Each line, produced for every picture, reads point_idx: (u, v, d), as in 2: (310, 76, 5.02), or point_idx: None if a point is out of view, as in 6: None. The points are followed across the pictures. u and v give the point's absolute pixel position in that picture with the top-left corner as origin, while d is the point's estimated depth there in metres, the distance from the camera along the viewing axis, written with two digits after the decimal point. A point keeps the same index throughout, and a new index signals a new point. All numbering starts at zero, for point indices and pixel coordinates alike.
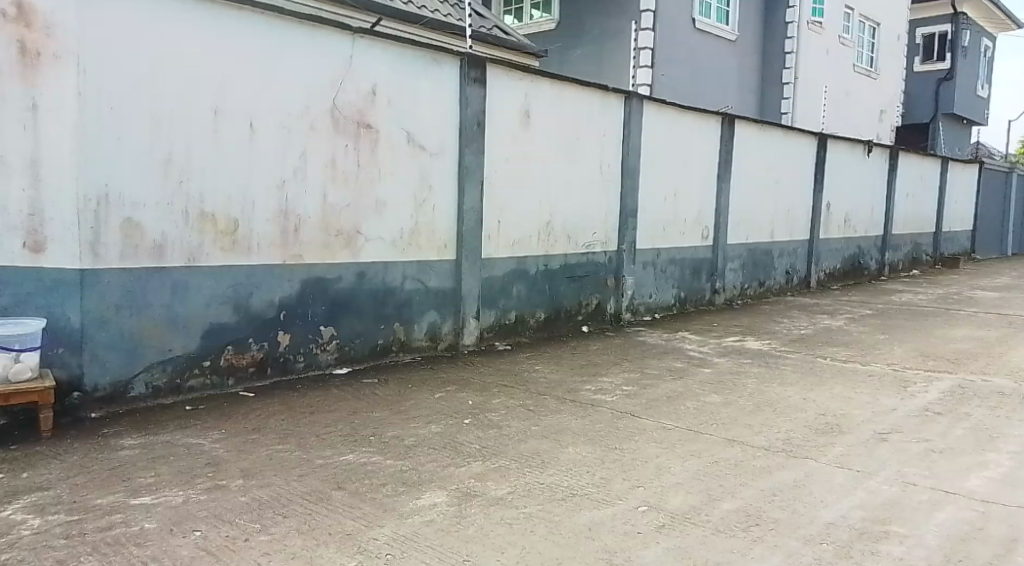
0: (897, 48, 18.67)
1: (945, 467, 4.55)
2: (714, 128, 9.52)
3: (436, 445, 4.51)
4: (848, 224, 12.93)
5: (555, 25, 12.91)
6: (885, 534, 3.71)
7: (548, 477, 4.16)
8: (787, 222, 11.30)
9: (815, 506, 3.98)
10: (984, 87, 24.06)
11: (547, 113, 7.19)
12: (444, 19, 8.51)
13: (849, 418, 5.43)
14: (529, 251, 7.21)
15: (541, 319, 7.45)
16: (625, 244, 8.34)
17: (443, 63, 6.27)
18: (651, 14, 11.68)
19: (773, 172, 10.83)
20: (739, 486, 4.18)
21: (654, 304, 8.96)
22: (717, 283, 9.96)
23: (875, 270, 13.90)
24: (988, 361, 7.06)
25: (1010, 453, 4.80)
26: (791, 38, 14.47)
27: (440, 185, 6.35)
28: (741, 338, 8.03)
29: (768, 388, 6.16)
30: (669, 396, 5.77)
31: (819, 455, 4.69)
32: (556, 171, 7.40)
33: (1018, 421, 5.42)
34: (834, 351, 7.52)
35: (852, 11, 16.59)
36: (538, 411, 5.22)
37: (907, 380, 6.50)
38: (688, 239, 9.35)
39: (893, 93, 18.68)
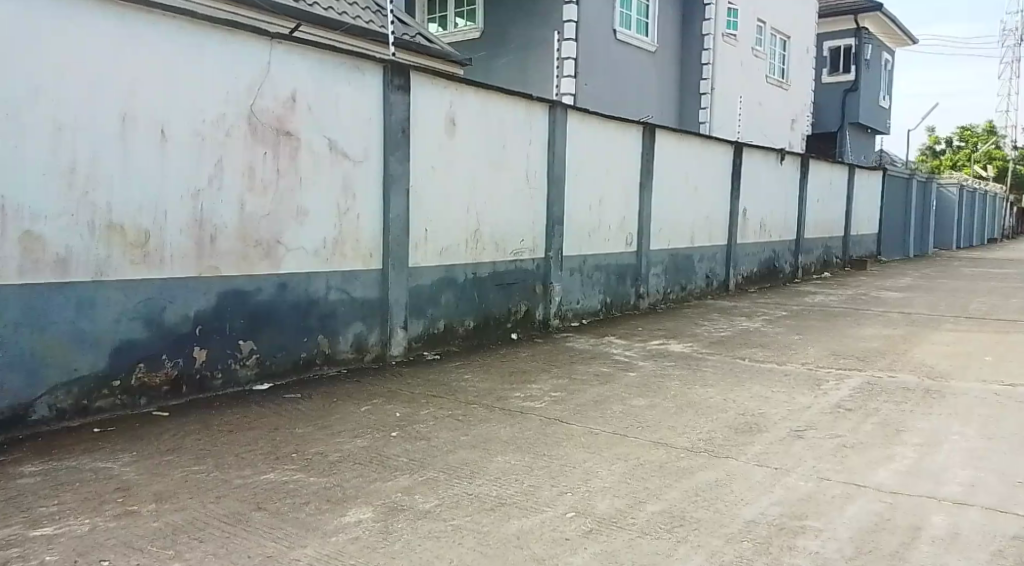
0: (807, 60, 19.42)
1: (856, 462, 4.74)
2: (636, 136, 9.71)
3: (362, 460, 4.47)
4: (764, 229, 13.35)
5: (479, 33, 12.96)
6: (801, 529, 3.85)
7: (477, 488, 4.17)
8: (707, 228, 11.60)
9: (735, 504, 4.10)
10: (885, 98, 25.28)
11: (473, 121, 7.21)
12: (366, 26, 8.46)
13: (766, 417, 5.62)
14: (457, 260, 7.22)
15: (470, 327, 7.46)
16: (552, 251, 8.42)
17: (365, 69, 6.23)
18: (573, 24, 11.85)
19: (693, 179, 11.11)
20: (664, 488, 4.27)
21: (582, 309, 9.07)
22: (641, 287, 10.14)
23: (789, 272, 14.38)
24: (895, 358, 7.40)
25: (914, 445, 5.04)
26: (707, 49, 14.89)
27: (364, 193, 6.30)
28: (665, 341, 8.21)
29: (691, 390, 6.31)
30: (596, 400, 5.85)
31: (738, 454, 4.83)
32: (483, 179, 7.43)
33: (922, 414, 5.69)
34: (752, 352, 7.77)
35: (765, 24, 17.19)
36: (467, 421, 5.23)
37: (821, 378, 6.76)
38: (613, 245, 9.51)
39: (804, 102, 19.40)
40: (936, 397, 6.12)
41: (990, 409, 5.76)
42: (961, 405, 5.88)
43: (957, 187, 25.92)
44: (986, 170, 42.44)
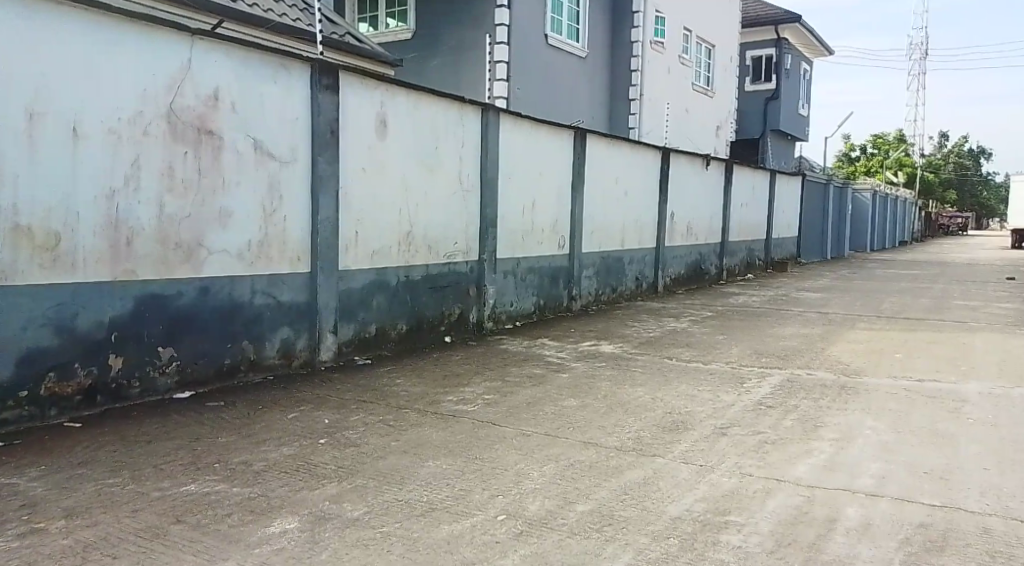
0: (731, 68, 19.94)
1: (776, 457, 4.90)
2: (568, 140, 9.81)
3: (288, 468, 4.41)
4: (690, 232, 13.65)
5: (411, 35, 12.90)
6: (725, 525, 3.95)
7: (407, 493, 4.16)
8: (636, 230, 11.80)
9: (662, 502, 4.19)
10: (804, 106, 26.14)
11: (404, 123, 7.18)
12: (292, 24, 8.33)
13: (693, 415, 5.75)
14: (389, 263, 7.17)
15: (403, 331, 7.42)
16: (486, 254, 8.45)
17: (293, 68, 6.15)
18: (504, 28, 11.91)
19: (623, 183, 11.29)
20: (593, 488, 4.33)
21: (515, 312, 9.11)
22: (574, 290, 10.26)
23: (714, 274, 14.73)
24: (813, 356, 7.67)
25: (831, 440, 5.23)
26: (636, 56, 15.15)
27: (291, 195, 6.21)
28: (596, 342, 8.32)
29: (620, 390, 6.41)
30: (529, 402, 5.90)
31: (666, 452, 4.94)
32: (416, 181, 7.40)
33: (837, 410, 5.92)
34: (679, 352, 7.94)
35: (690, 32, 17.58)
36: (398, 426, 5.20)
37: (744, 376, 6.96)
38: (546, 248, 9.59)
39: (729, 109, 19.92)
40: (851, 393, 6.37)
41: (900, 403, 6.02)
42: (874, 401, 6.12)
43: (870, 193, 27.02)
44: (898, 176, 44.37)
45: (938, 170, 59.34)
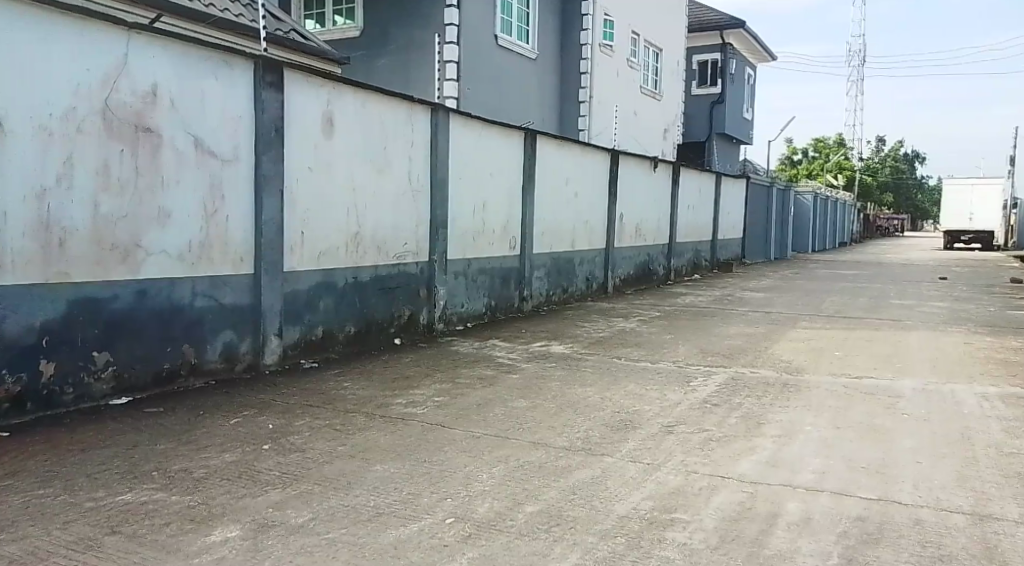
0: (678, 72, 20.21)
1: (720, 455, 4.98)
2: (518, 141, 9.83)
3: (230, 475, 4.34)
4: (639, 233, 13.80)
5: (359, 32, 12.79)
6: (670, 522, 4.01)
7: (353, 499, 4.12)
8: (586, 231, 11.89)
9: (609, 501, 4.22)
10: (748, 111, 26.62)
11: (351, 122, 7.11)
12: (235, 20, 8.20)
13: (640, 413, 5.81)
14: (336, 264, 7.10)
15: (351, 333, 7.35)
16: (436, 254, 8.42)
17: (235, 64, 6.05)
18: (454, 28, 11.89)
19: (573, 184, 11.36)
20: (542, 489, 4.35)
21: (466, 313, 9.09)
22: (525, 290, 10.29)
23: (662, 275, 14.91)
24: (756, 355, 7.81)
25: (773, 437, 5.34)
26: (585, 58, 15.26)
27: (233, 195, 6.10)
28: (547, 343, 8.35)
29: (570, 390, 6.45)
30: (478, 403, 5.90)
31: (613, 452, 4.98)
32: (364, 181, 7.34)
33: (780, 407, 6.04)
34: (628, 351, 8.02)
35: (638, 36, 17.76)
36: (345, 430, 5.15)
37: (690, 375, 7.06)
38: (497, 249, 9.60)
39: (676, 112, 20.19)
40: (793, 390, 6.50)
41: (840, 400, 6.16)
42: (815, 398, 6.26)
43: (811, 196, 27.68)
44: (838, 179, 45.53)
45: (876, 172, 61.05)
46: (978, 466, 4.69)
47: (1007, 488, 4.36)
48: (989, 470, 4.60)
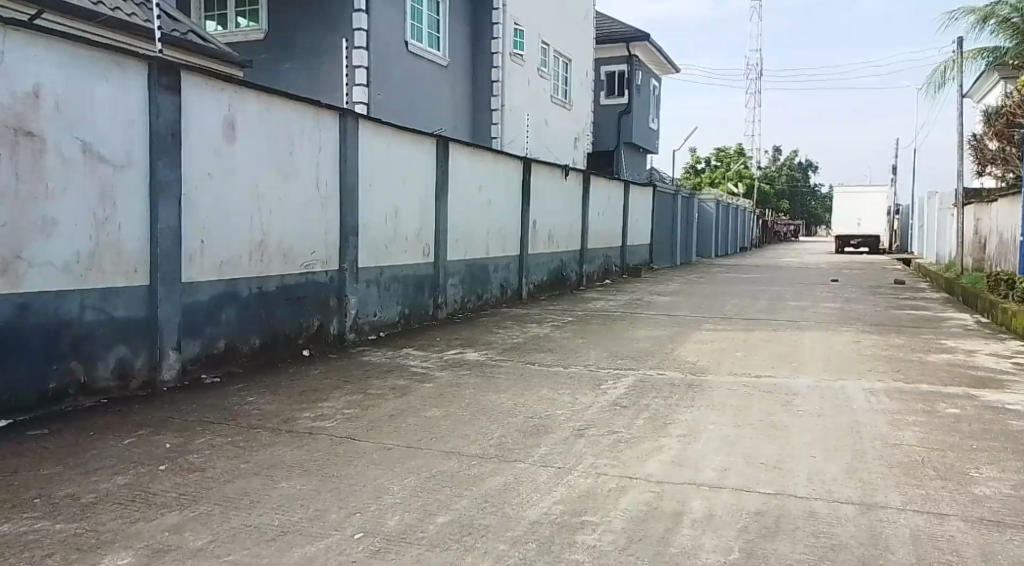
0: (587, 82, 20.56)
1: (629, 456, 5.08)
2: (431, 148, 9.81)
3: (122, 499, 4.18)
4: (552, 240, 13.96)
5: (263, 35, 12.55)
6: (581, 525, 4.05)
7: (257, 518, 4.01)
8: (500, 239, 11.95)
9: (522, 507, 4.24)
10: (654, 121, 27.32)
11: (254, 127, 6.95)
12: (126, 19, 7.97)
13: (552, 418, 5.88)
14: (239, 274, 6.93)
15: (256, 345, 7.18)
16: (346, 262, 8.31)
17: (126, 66, 5.83)
18: (362, 33, 11.79)
19: (486, 192, 11.38)
20: (454, 499, 4.32)
21: (379, 322, 9.00)
22: (439, 298, 10.26)
23: (575, 280, 15.11)
24: (663, 357, 8.01)
25: (678, 436, 5.49)
26: (496, 67, 15.37)
27: (125, 203, 5.88)
28: (461, 350, 8.35)
29: (483, 397, 6.46)
30: (390, 414, 5.85)
31: (526, 457, 5.02)
32: (269, 187, 7.19)
33: (686, 407, 6.20)
34: (541, 357, 8.09)
35: (548, 46, 17.99)
36: (248, 447, 5.02)
37: (601, 378, 7.18)
38: (410, 256, 9.54)
39: (586, 121, 20.53)
40: (698, 391, 6.69)
41: (742, 399, 6.37)
42: (718, 397, 6.46)
43: (714, 204, 28.61)
44: (737, 188, 47.16)
45: (774, 180, 63.55)
46: (866, 458, 4.92)
47: (892, 477, 4.59)
48: (876, 462, 4.84)
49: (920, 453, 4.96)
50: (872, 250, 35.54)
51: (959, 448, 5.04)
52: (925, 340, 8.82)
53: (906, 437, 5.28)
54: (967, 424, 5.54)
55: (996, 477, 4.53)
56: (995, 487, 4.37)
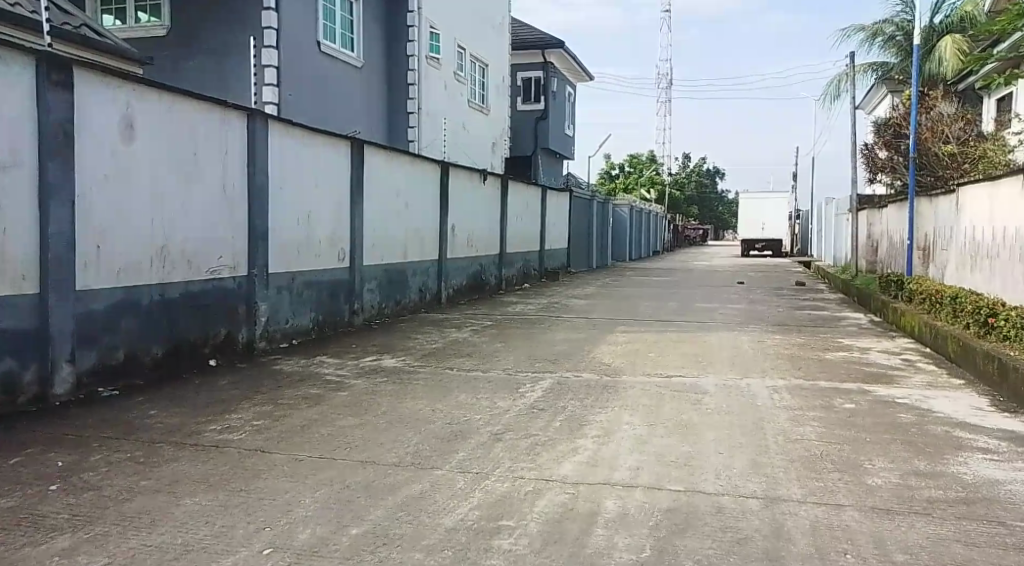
0: (504, 87, 20.69)
1: (545, 458, 5.13)
2: (345, 151, 9.70)
3: (8, 523, 3.99)
4: (471, 244, 13.99)
5: (166, 32, 12.17)
6: (497, 529, 4.06)
7: (157, 537, 3.88)
8: (418, 243, 11.90)
9: (438, 514, 4.22)
10: (570, 127, 27.70)
11: (155, 126, 6.74)
12: (13, 11, 7.62)
13: (470, 423, 5.89)
14: (139, 280, 6.71)
15: (159, 355, 6.96)
16: (255, 268, 8.13)
17: (11, 61, 5.56)
18: (272, 32, 11.57)
19: (403, 196, 11.33)
20: (369, 508, 4.27)
21: (291, 329, 8.84)
22: (355, 304, 10.15)
23: (494, 284, 15.16)
24: (579, 359, 8.15)
25: (593, 437, 5.58)
26: (412, 70, 15.30)
27: (12, 206, 5.61)
28: (378, 357, 8.27)
29: (400, 404, 6.42)
30: (302, 424, 5.75)
31: (443, 464, 5.01)
32: (171, 189, 6.98)
33: (600, 408, 6.32)
34: (460, 361, 8.10)
35: (464, 50, 18.02)
36: (150, 463, 4.86)
37: (519, 381, 7.25)
38: (323, 261, 9.41)
39: (503, 126, 20.65)
40: (612, 392, 6.81)
41: (655, 399, 6.53)
42: (631, 397, 6.61)
43: (628, 209, 29.22)
44: (650, 194, 48.32)
45: (683, 186, 65.21)
46: (770, 453, 5.11)
47: (793, 471, 4.78)
48: (779, 457, 5.03)
49: (819, 447, 5.18)
50: (775, 254, 36.97)
51: (855, 441, 5.29)
52: (823, 339, 9.24)
53: (807, 432, 5.51)
54: (862, 418, 5.83)
55: (888, 467, 4.77)
56: (887, 477, 4.61)
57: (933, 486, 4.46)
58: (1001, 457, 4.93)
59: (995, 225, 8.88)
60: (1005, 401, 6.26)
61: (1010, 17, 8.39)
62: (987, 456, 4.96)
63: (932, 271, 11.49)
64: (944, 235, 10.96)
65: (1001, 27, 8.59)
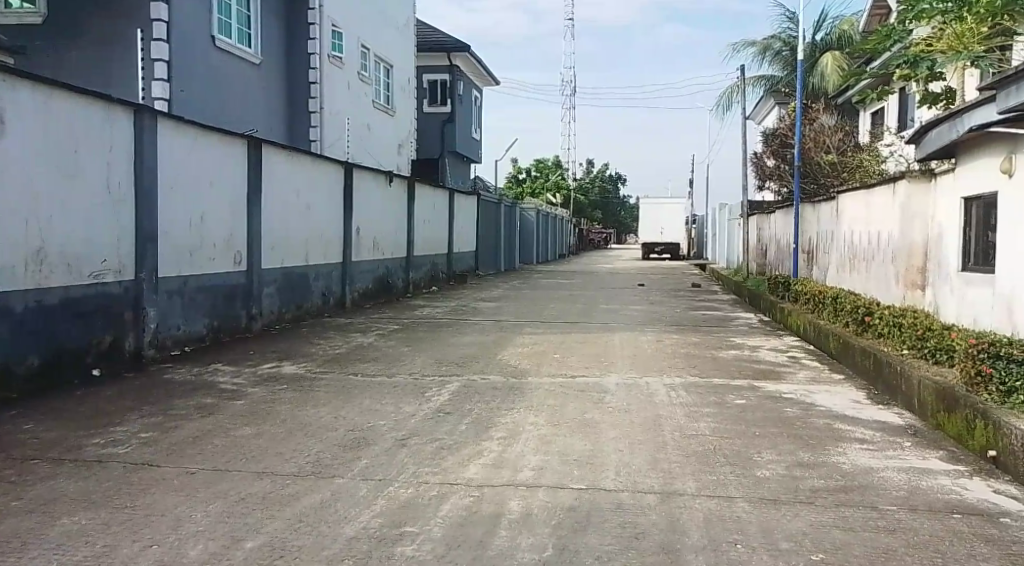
0: (409, 88, 20.58)
1: (450, 462, 5.12)
2: (241, 150, 9.44)
3: None
4: (376, 247, 13.84)
5: (42, 19, 11.65)
6: (400, 536, 4.02)
7: (30, 561, 3.66)
8: (321, 245, 11.71)
9: (339, 524, 4.15)
10: (476, 130, 27.77)
11: (28, 121, 6.38)
12: None
13: (374, 429, 5.82)
14: (12, 285, 6.30)
15: (36, 366, 6.57)
16: (143, 272, 7.82)
17: None
18: (163, 25, 11.15)
19: (305, 198, 11.12)
20: (265, 521, 4.17)
21: (183, 335, 8.54)
22: (253, 309, 9.90)
23: (401, 288, 15.04)
24: (485, 361, 8.18)
25: (499, 438, 5.62)
26: (314, 68, 15.05)
27: None
28: (277, 363, 8.09)
29: (301, 412, 6.30)
30: (194, 436, 5.56)
31: (345, 472, 4.93)
32: (48, 189, 6.63)
33: (506, 410, 6.37)
34: (363, 366, 8.00)
35: (367, 50, 17.83)
36: (24, 482, 4.60)
37: (426, 385, 7.21)
38: (218, 264, 9.14)
39: (409, 128, 20.53)
40: (517, 393, 6.86)
41: (559, 399, 6.62)
42: (536, 398, 6.69)
43: (534, 212, 29.52)
44: (555, 198, 48.99)
45: (588, 192, 66.38)
46: (667, 449, 5.26)
47: (688, 466, 4.93)
48: (675, 452, 5.18)
49: (713, 441, 5.37)
50: (675, 257, 38.07)
51: (747, 435, 5.51)
52: (717, 338, 9.57)
53: (702, 427, 5.70)
54: (752, 413, 6.06)
55: (775, 459, 4.99)
56: (774, 469, 4.81)
57: (815, 476, 4.69)
58: (875, 446, 5.22)
59: (870, 230, 9.41)
60: (880, 394, 6.63)
61: (881, 36, 8.92)
62: (864, 446, 5.24)
63: (816, 273, 12.08)
64: (825, 240, 11.56)
65: (873, 45, 9.13)
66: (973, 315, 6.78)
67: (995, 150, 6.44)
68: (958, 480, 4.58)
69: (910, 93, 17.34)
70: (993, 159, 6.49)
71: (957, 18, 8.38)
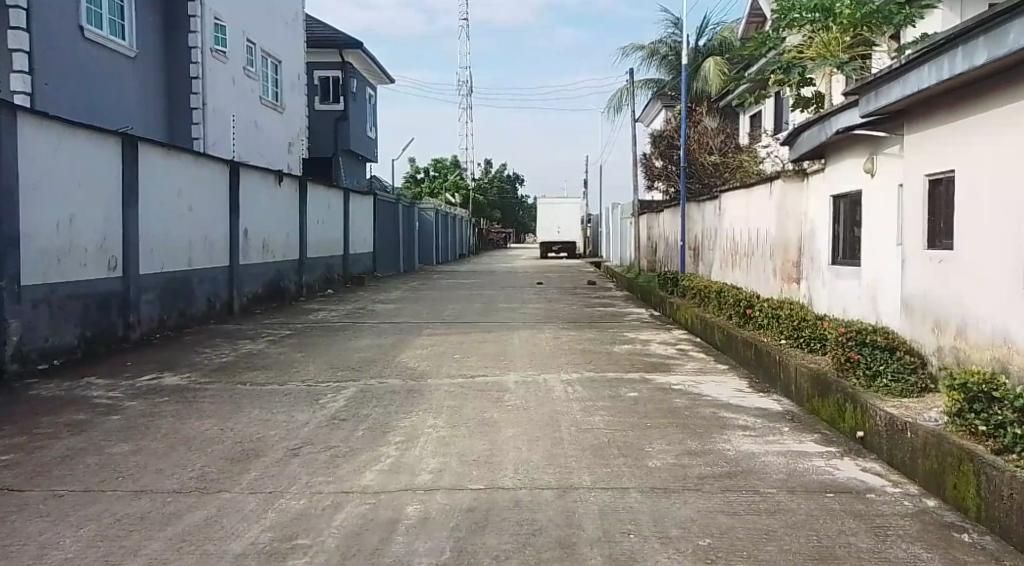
0: (299, 85, 20.11)
1: (345, 470, 5.01)
2: (114, 149, 8.98)
3: None
4: (266, 250, 13.45)
5: None
6: (291, 549, 3.89)
7: None
8: (204, 247, 11.28)
9: (225, 540, 3.99)
10: (371, 129, 27.39)
11: None
12: None
13: (264, 440, 5.63)
14: None
15: None
16: (4, 279, 7.32)
17: None
18: (22, 13, 10.47)
19: (186, 198, 10.68)
20: (143, 542, 3.96)
21: (52, 347, 8.04)
22: (131, 316, 9.43)
23: (294, 291, 14.65)
24: (384, 365, 8.05)
25: (396, 443, 5.53)
26: (195, 63, 14.49)
27: None
28: (157, 375, 7.72)
29: (184, 425, 6.03)
30: (64, 456, 5.24)
31: (232, 486, 4.75)
32: None
33: (402, 413, 6.28)
34: (253, 375, 7.73)
35: (252, 44, 17.30)
36: None
37: (320, 392, 7.04)
38: (90, 270, 8.67)
39: (299, 126, 20.05)
40: (415, 396, 6.78)
41: (458, 400, 6.58)
42: (435, 400, 6.63)
43: (433, 212, 29.36)
44: (455, 198, 48.86)
45: (488, 192, 66.59)
46: (563, 444, 5.30)
47: (584, 460, 4.98)
48: (572, 447, 5.22)
49: (607, 434, 5.45)
50: (573, 256, 38.59)
51: (637, 427, 5.62)
52: (611, 333, 9.75)
53: (596, 422, 5.78)
54: (643, 405, 6.18)
55: (664, 449, 5.10)
56: (664, 459, 4.92)
57: (702, 463, 4.82)
58: (756, 432, 5.42)
59: (750, 225, 9.78)
60: (761, 382, 6.89)
61: (757, 43, 9.30)
62: (746, 433, 5.43)
63: (702, 268, 12.48)
64: (710, 236, 11.95)
65: (749, 52, 9.50)
66: (843, 305, 7.13)
67: (858, 152, 6.80)
68: (831, 461, 4.80)
69: (783, 99, 18.11)
70: (857, 160, 6.85)
71: (823, 28, 8.81)
